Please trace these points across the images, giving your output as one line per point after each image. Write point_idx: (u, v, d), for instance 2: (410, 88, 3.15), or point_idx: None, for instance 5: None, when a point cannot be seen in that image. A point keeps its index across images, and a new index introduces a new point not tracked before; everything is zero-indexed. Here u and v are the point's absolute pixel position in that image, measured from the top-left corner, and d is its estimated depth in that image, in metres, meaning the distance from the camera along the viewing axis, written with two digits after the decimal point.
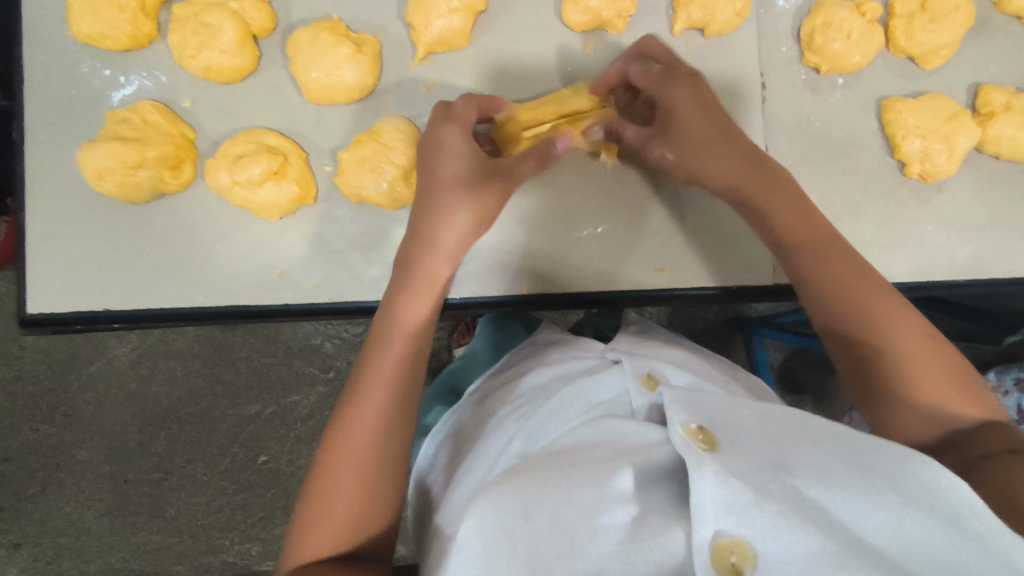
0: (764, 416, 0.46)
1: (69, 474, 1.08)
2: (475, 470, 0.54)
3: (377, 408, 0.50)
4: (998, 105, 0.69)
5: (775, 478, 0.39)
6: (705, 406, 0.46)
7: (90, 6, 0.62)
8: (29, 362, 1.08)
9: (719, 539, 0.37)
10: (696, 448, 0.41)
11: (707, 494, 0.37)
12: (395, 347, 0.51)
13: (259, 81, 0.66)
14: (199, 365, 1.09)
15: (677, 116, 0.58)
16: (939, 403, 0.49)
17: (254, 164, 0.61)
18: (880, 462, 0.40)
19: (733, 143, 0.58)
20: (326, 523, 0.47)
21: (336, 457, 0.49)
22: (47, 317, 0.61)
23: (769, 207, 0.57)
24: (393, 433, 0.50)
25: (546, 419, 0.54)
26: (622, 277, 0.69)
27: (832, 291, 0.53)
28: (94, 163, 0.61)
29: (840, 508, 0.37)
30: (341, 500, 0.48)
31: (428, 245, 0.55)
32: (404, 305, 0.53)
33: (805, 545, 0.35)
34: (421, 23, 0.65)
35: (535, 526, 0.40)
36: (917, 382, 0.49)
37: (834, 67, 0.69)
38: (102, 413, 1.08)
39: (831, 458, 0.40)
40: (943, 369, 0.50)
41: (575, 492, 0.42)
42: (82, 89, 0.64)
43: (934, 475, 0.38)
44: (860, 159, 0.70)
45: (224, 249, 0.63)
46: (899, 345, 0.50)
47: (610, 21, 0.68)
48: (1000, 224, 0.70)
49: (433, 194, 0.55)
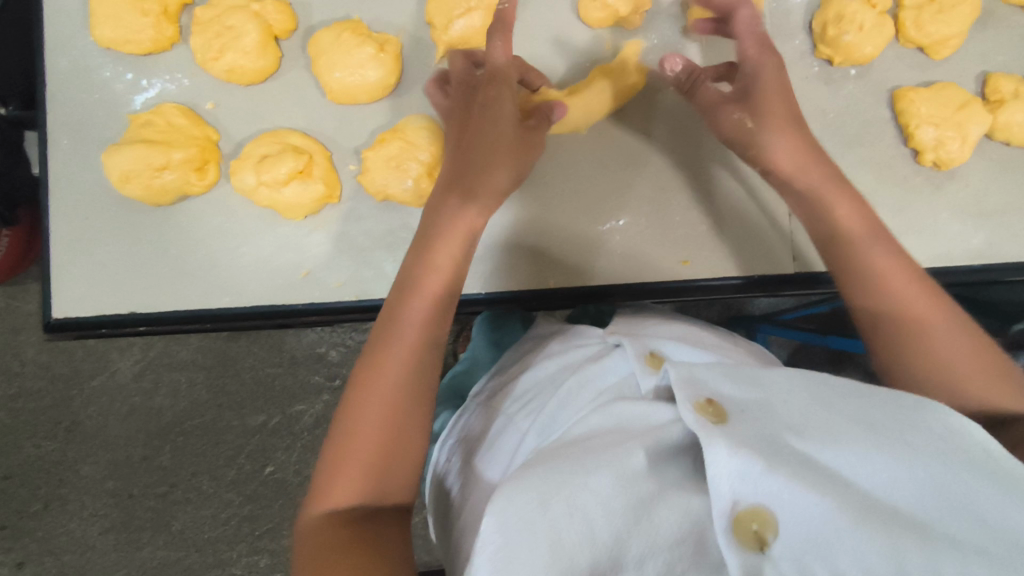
0: (771, 386, 0.44)
1: (72, 490, 1.06)
2: (495, 464, 0.54)
3: (407, 350, 0.50)
4: (1007, 93, 0.71)
5: (782, 445, 0.40)
6: (712, 384, 0.44)
7: (114, 10, 0.63)
8: (30, 377, 1.08)
9: (739, 507, 0.38)
10: (707, 423, 0.41)
11: (721, 466, 0.38)
12: (416, 310, 0.52)
13: (281, 82, 0.66)
14: (204, 376, 1.09)
15: (763, 85, 0.59)
16: (983, 388, 0.48)
17: (281, 163, 0.61)
18: (891, 416, 0.40)
19: (795, 123, 0.59)
20: (350, 471, 0.47)
21: (357, 413, 0.48)
22: (73, 321, 0.61)
23: (833, 202, 0.57)
24: (422, 382, 0.50)
25: (558, 411, 0.53)
26: (646, 270, 0.69)
27: (876, 303, 0.53)
28: (119, 166, 0.62)
29: (852, 469, 0.38)
30: (367, 448, 0.47)
31: (445, 198, 0.56)
32: (435, 256, 0.54)
33: (820, 504, 0.36)
34: (442, 21, 0.66)
35: (553, 514, 0.40)
36: (961, 366, 0.49)
37: (848, 59, 0.71)
38: (106, 428, 1.07)
39: (840, 416, 0.41)
40: (984, 359, 0.49)
41: (591, 477, 0.42)
42: (105, 94, 0.64)
43: (946, 422, 0.39)
44: (874, 148, 0.71)
45: (249, 250, 0.63)
46: (934, 328, 0.51)
47: (627, 17, 0.70)
48: (1012, 210, 0.71)
49: (465, 141, 0.57)
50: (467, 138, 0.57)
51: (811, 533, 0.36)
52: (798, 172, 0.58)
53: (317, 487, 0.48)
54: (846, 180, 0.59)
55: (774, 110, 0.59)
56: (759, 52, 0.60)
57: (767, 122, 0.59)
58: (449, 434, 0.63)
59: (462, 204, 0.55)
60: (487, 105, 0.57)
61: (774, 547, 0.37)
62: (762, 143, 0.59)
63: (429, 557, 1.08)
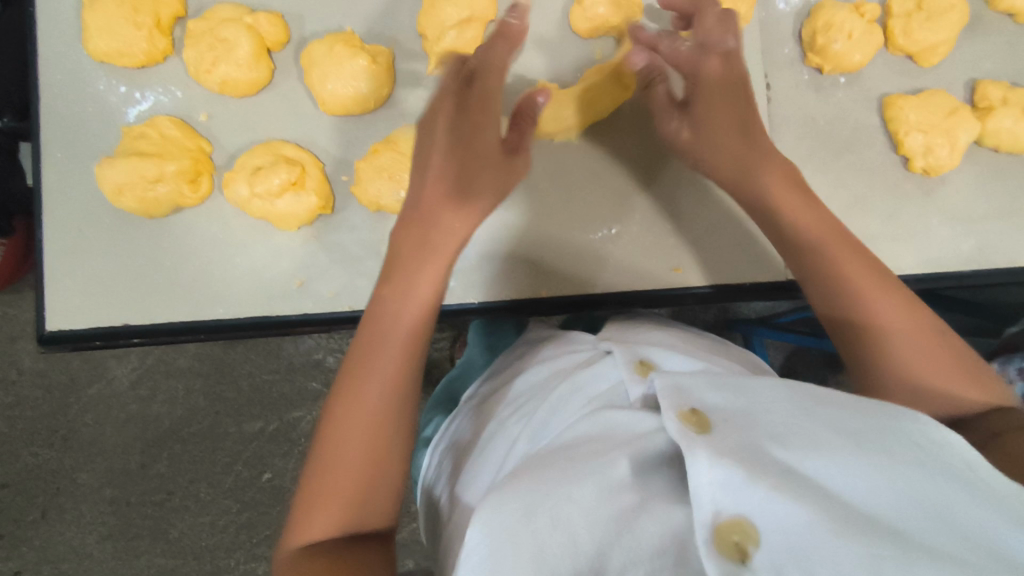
0: (757, 396, 0.45)
1: (69, 498, 1.06)
2: (483, 475, 0.53)
3: (387, 378, 0.50)
4: (995, 99, 0.71)
5: (766, 454, 0.40)
6: (698, 392, 0.45)
7: (107, 24, 0.63)
8: (27, 387, 1.08)
9: (719, 520, 0.38)
10: (689, 432, 0.42)
11: (704, 476, 0.39)
12: (396, 337, 0.52)
13: (274, 93, 0.66)
14: (200, 384, 1.09)
15: (701, 90, 0.60)
16: (940, 383, 0.50)
17: (274, 175, 0.62)
18: (873, 425, 0.42)
19: (749, 132, 0.60)
20: (329, 504, 0.47)
21: (335, 445, 0.48)
22: (67, 332, 0.61)
23: (787, 209, 0.58)
24: (401, 410, 0.50)
25: (548, 418, 0.53)
26: (640, 278, 0.69)
27: (833, 294, 0.55)
28: (113, 179, 0.62)
29: (833, 479, 0.38)
30: (346, 480, 0.47)
31: (427, 221, 0.56)
32: (416, 281, 0.54)
33: (799, 515, 0.36)
34: (434, 33, 0.66)
35: (537, 526, 0.41)
36: (916, 362, 0.50)
37: (837, 67, 0.71)
38: (102, 436, 1.07)
39: (826, 426, 0.42)
40: (943, 354, 0.51)
41: (574, 488, 0.42)
42: (100, 105, 0.65)
43: (925, 434, 0.41)
44: (865, 155, 0.71)
45: (244, 260, 0.64)
46: (888, 323, 0.52)
47: (617, 28, 0.71)
48: (1002, 215, 0.71)
49: (450, 163, 0.56)
50: (455, 155, 0.56)
51: (793, 543, 0.36)
52: (739, 166, 0.60)
53: (298, 512, 0.48)
54: (809, 188, 0.60)
55: (715, 123, 0.60)
56: (694, 60, 0.60)
57: (706, 136, 0.61)
58: (440, 439, 0.64)
59: (448, 221, 0.56)
60: (472, 129, 0.56)
61: (755, 559, 0.36)
62: (703, 150, 0.62)
63: (427, 563, 1.08)
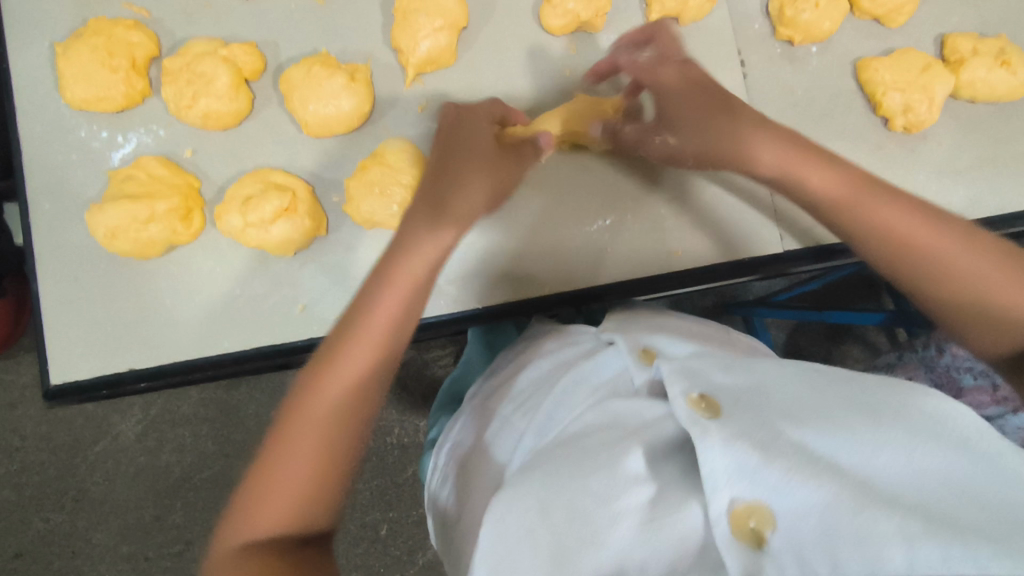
0: (765, 376, 0.46)
1: (86, 561, 1.04)
2: (487, 477, 0.52)
3: (347, 379, 0.47)
4: (965, 51, 0.72)
5: (779, 435, 0.40)
6: (705, 374, 0.46)
7: (83, 71, 0.63)
8: (31, 452, 1.06)
9: (735, 506, 0.38)
10: (700, 417, 0.42)
11: (716, 463, 0.38)
12: (362, 337, 0.48)
13: (256, 122, 0.66)
14: (208, 429, 1.07)
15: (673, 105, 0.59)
16: (958, 264, 0.51)
17: (265, 203, 0.61)
18: (884, 402, 0.42)
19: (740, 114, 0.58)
20: (277, 499, 0.44)
21: (287, 440, 0.46)
22: (73, 383, 0.60)
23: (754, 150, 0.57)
24: (361, 410, 0.48)
25: (554, 409, 0.52)
26: (639, 265, 0.69)
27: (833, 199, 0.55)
28: (104, 224, 0.61)
29: (849, 454, 0.39)
30: (291, 475, 0.45)
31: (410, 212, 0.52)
32: (392, 274, 0.50)
33: (815, 496, 0.36)
34: (408, 44, 0.66)
35: (553, 521, 0.41)
36: (938, 252, 0.51)
37: (808, 37, 0.72)
38: (113, 493, 1.06)
39: (837, 404, 0.42)
40: (950, 235, 0.52)
41: (588, 480, 0.43)
42: (82, 155, 0.64)
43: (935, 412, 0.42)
44: (846, 121, 0.72)
45: (244, 291, 0.63)
46: (882, 217, 0.53)
47: (589, 21, 0.70)
48: (986, 164, 0.72)
49: (452, 159, 0.55)
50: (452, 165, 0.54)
51: (809, 526, 0.36)
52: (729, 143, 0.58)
53: (242, 507, 0.45)
54: (820, 148, 0.57)
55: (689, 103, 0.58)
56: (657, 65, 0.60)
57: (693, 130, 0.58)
58: (443, 438, 0.62)
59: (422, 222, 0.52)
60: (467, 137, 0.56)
61: (770, 544, 0.36)
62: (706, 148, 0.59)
63: None
